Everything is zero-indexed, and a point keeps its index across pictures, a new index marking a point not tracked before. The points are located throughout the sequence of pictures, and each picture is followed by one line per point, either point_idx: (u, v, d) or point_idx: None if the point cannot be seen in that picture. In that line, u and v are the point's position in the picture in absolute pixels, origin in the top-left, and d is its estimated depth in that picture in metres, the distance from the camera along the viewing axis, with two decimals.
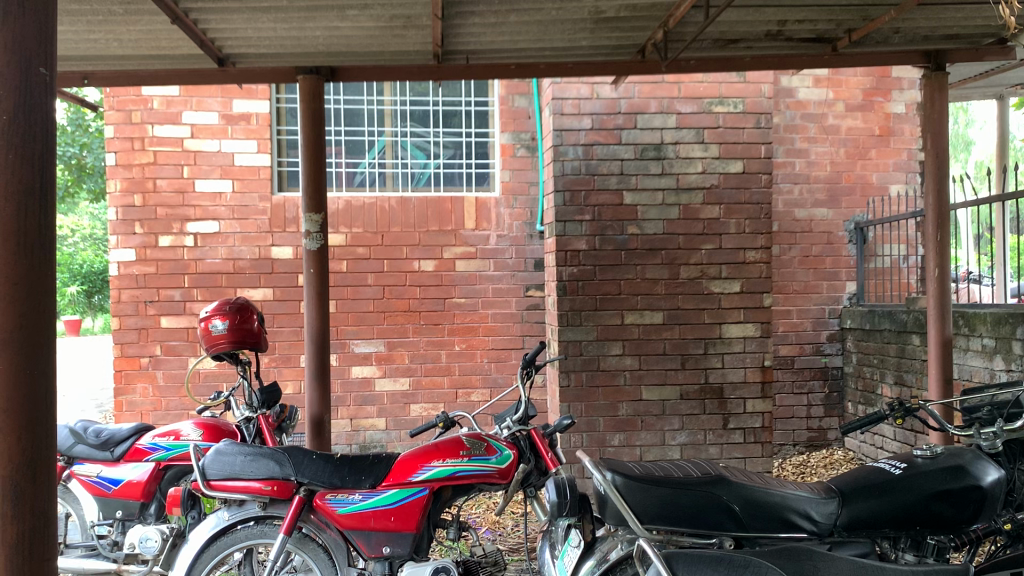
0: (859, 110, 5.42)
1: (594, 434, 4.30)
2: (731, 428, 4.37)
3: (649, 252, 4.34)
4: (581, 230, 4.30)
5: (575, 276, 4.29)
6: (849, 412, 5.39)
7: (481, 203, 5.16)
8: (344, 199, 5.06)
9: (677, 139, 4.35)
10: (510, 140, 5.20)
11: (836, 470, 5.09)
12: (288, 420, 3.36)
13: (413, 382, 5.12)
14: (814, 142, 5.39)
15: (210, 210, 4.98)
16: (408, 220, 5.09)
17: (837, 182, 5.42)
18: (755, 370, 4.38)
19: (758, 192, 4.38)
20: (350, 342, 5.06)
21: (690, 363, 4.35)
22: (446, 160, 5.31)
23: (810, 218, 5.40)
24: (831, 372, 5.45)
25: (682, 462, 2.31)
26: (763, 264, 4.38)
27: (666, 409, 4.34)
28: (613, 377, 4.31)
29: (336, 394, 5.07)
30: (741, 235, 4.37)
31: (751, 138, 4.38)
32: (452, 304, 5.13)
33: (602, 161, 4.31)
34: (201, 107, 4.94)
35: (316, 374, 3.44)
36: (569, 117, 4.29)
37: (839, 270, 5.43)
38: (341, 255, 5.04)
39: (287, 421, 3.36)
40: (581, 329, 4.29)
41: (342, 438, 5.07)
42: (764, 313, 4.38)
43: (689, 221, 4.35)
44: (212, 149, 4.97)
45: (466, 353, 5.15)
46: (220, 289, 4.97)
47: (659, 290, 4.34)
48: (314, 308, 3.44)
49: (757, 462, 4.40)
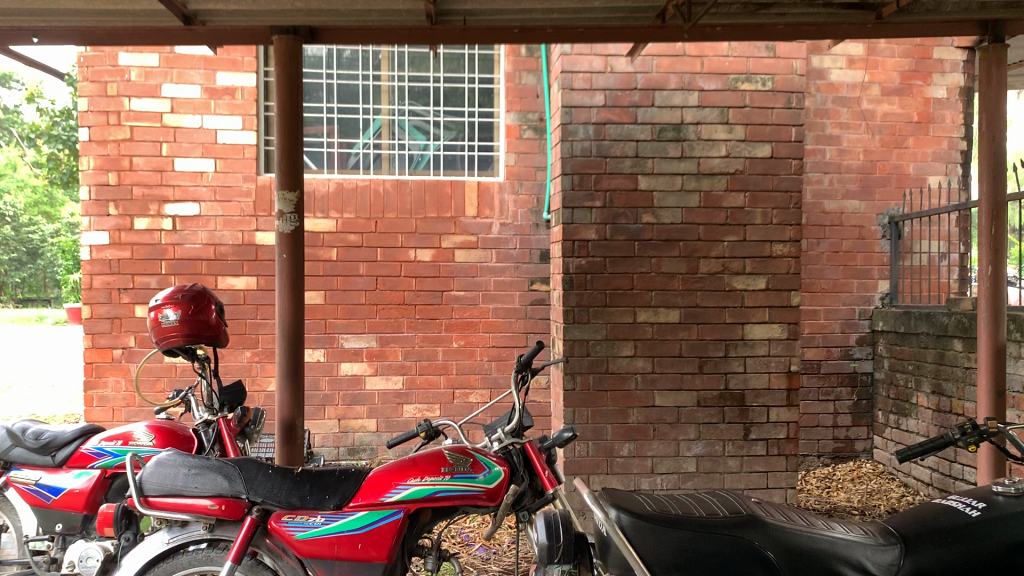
0: (895, 94, 4.98)
1: (601, 442, 3.91)
2: (753, 439, 3.97)
3: (666, 243, 3.93)
4: (590, 218, 3.90)
5: (583, 268, 3.89)
6: (879, 421, 4.96)
7: (484, 188, 4.76)
8: (335, 181, 4.67)
9: (699, 119, 3.93)
10: (516, 121, 4.80)
11: (865, 485, 4.68)
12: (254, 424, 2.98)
13: (408, 381, 4.73)
14: (847, 128, 4.97)
15: (191, 190, 4.60)
16: (404, 205, 4.70)
17: (871, 172, 4.99)
18: (781, 375, 3.97)
19: (787, 179, 3.97)
20: (339, 336, 4.68)
21: (709, 367, 3.94)
22: (448, 141, 4.92)
23: (841, 210, 4.98)
24: (861, 379, 5.03)
25: (708, 496, 1.94)
26: (792, 259, 3.97)
27: (682, 418, 3.94)
28: (623, 380, 3.91)
29: (324, 392, 4.69)
30: (768, 226, 3.96)
31: (780, 119, 3.97)
32: (450, 298, 4.74)
33: (616, 142, 3.90)
34: (182, 79, 4.58)
35: (288, 373, 3.05)
36: (581, 93, 3.89)
37: (871, 267, 5.01)
38: (331, 241, 4.66)
39: (252, 425, 2.97)
40: (589, 327, 3.89)
41: (330, 440, 4.69)
42: (792, 313, 3.97)
43: (711, 209, 3.94)
44: (194, 125, 4.60)
45: (465, 350, 4.75)
46: (199, 276, 4.60)
47: (676, 285, 3.93)
48: (287, 297, 3.05)
49: (781, 477, 3.99)
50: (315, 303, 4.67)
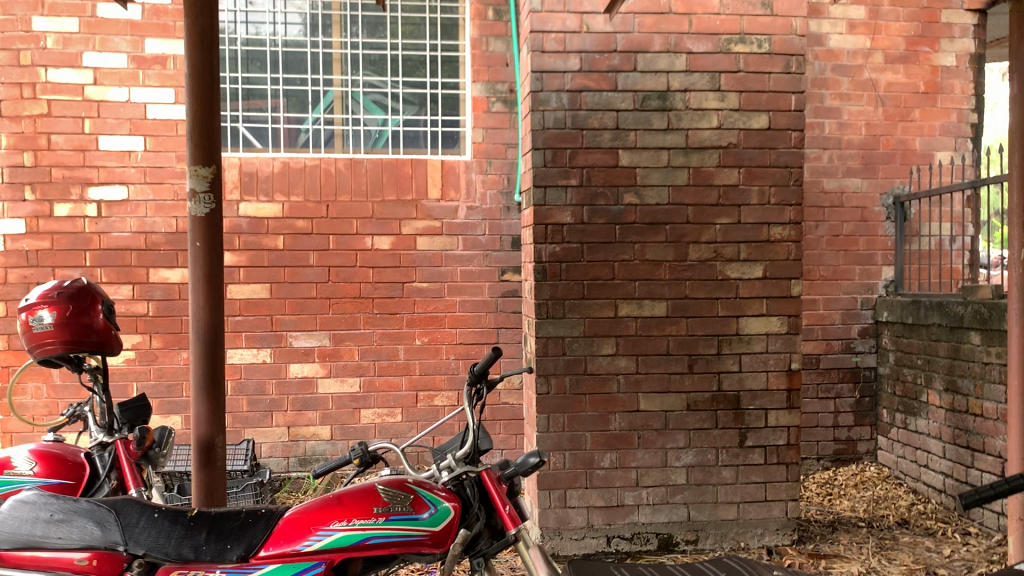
0: (900, 62, 4.53)
1: (579, 452, 3.45)
2: (749, 446, 3.53)
3: (651, 227, 3.47)
4: (565, 199, 3.43)
5: (557, 256, 3.42)
6: (884, 421, 4.54)
7: (448, 167, 4.28)
8: (281, 160, 4.18)
9: (687, 85, 3.46)
10: (483, 92, 4.32)
11: (870, 492, 4.26)
12: (160, 445, 2.47)
13: (365, 384, 4.26)
14: (847, 99, 4.52)
15: (118, 171, 4.10)
16: (359, 187, 4.22)
17: (873, 148, 4.55)
18: (781, 375, 3.53)
19: (787, 153, 3.51)
20: (288, 334, 4.21)
21: (700, 366, 3.50)
22: (408, 116, 4.45)
23: (841, 189, 4.55)
24: (864, 375, 4.60)
25: None
26: (792, 244, 3.53)
27: (670, 423, 3.49)
28: (604, 383, 3.46)
29: (271, 397, 4.21)
30: (765, 207, 3.51)
31: (778, 85, 3.50)
32: (412, 290, 4.27)
33: (592, 112, 3.43)
34: (106, 46, 4.06)
35: (205, 384, 2.59)
36: (553, 56, 3.40)
37: (874, 252, 4.58)
38: (277, 228, 4.17)
39: (155, 447, 2.45)
40: (564, 322, 3.43)
41: (279, 449, 4.22)
42: (792, 304, 3.53)
43: (701, 188, 3.48)
44: (120, 98, 4.09)
45: (429, 348, 4.29)
46: (129, 269, 4.11)
47: (662, 274, 3.47)
48: (202, 293, 2.58)
49: (781, 489, 3.56)
50: (261, 298, 4.18)
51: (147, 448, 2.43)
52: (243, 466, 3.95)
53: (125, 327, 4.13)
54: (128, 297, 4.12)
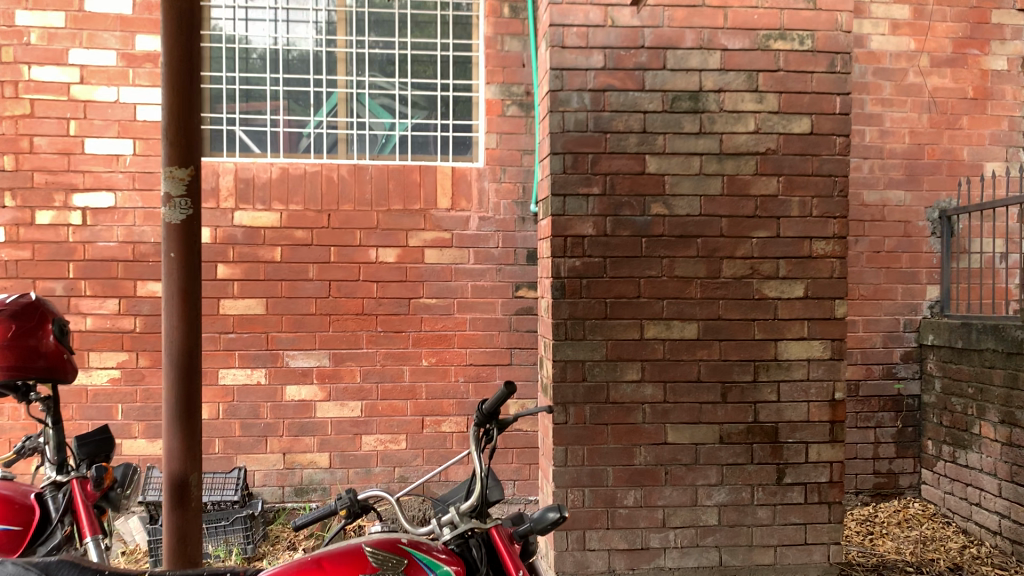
0: (947, 66, 4.20)
1: (600, 489, 3.12)
2: (788, 484, 3.19)
3: (681, 240, 3.14)
4: (586, 209, 3.11)
5: (577, 271, 3.11)
6: (930, 453, 4.18)
7: (459, 174, 3.98)
8: (279, 165, 3.89)
9: (721, 85, 3.15)
10: (497, 94, 4.01)
11: (915, 532, 3.90)
12: (123, 485, 2.23)
13: (367, 408, 3.95)
14: (890, 105, 4.20)
15: (105, 177, 3.82)
16: (363, 195, 3.92)
17: (917, 158, 4.22)
18: (823, 406, 3.20)
19: (830, 160, 3.19)
20: (284, 353, 3.90)
21: (734, 395, 3.17)
22: (417, 120, 4.16)
23: (883, 202, 4.21)
24: (907, 403, 4.25)
25: None
26: (837, 260, 3.20)
27: (700, 458, 3.16)
28: (628, 412, 3.13)
29: (265, 421, 3.91)
30: (807, 219, 3.19)
31: (821, 86, 3.18)
32: (419, 307, 3.96)
33: (617, 114, 3.11)
34: (94, 42, 3.79)
35: (179, 413, 2.29)
36: (575, 52, 3.09)
37: (918, 270, 4.23)
38: (274, 239, 3.88)
39: (117, 487, 2.21)
40: (584, 345, 3.11)
41: (273, 478, 3.91)
42: (836, 327, 3.20)
43: (737, 198, 3.16)
44: (108, 98, 3.81)
45: (437, 369, 3.97)
46: (115, 281, 3.82)
47: (693, 293, 3.15)
48: (176, 310, 2.29)
49: (823, 531, 3.21)
50: (256, 314, 3.89)
51: (108, 488, 2.20)
52: (233, 497, 3.67)
53: (110, 344, 3.83)
54: (114, 312, 3.82)
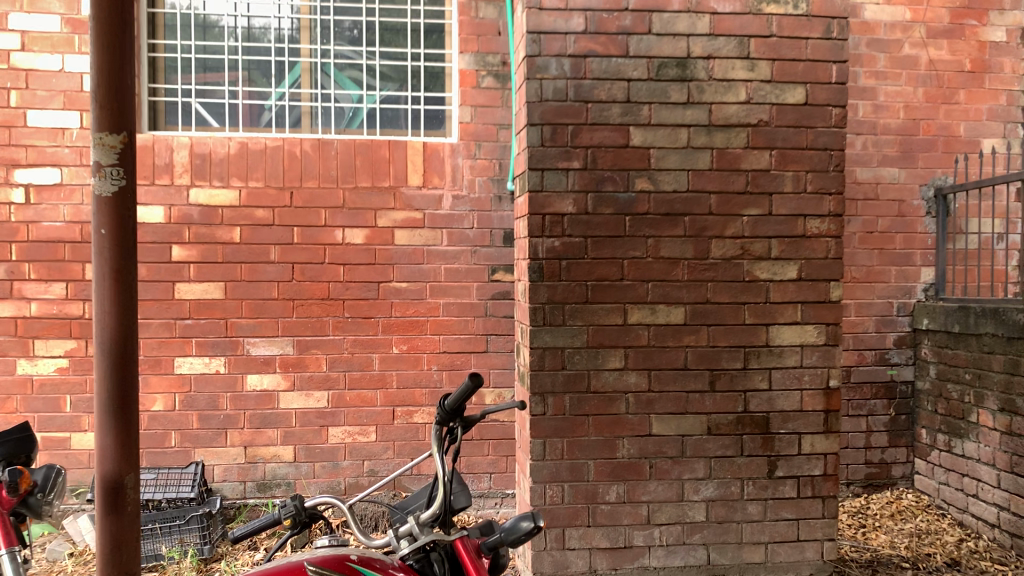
0: (944, 37, 4.01)
1: (581, 484, 2.92)
2: (780, 477, 3.01)
3: (667, 218, 2.93)
4: (566, 184, 2.89)
5: (556, 251, 2.89)
6: (923, 442, 4.02)
7: (431, 149, 3.74)
8: (238, 140, 3.64)
9: (710, 51, 2.93)
10: (471, 65, 3.77)
11: (910, 525, 3.73)
12: (44, 490, 2.09)
13: (334, 398, 3.72)
14: (884, 78, 4.00)
15: (50, 152, 3.55)
16: (329, 172, 3.68)
17: (912, 134, 4.03)
18: (817, 394, 3.01)
19: (826, 133, 2.99)
20: (244, 341, 3.67)
21: (723, 384, 2.97)
22: (386, 93, 3.91)
23: (877, 179, 4.03)
24: (900, 390, 4.08)
25: None
26: (832, 240, 3.00)
27: (688, 450, 2.96)
28: (610, 402, 2.92)
29: (225, 413, 3.67)
30: (801, 196, 2.98)
31: (817, 53, 2.97)
32: (389, 291, 3.73)
33: (599, 82, 2.89)
34: (35, 6, 3.51)
35: (113, 408, 2.06)
36: (553, 14, 2.86)
37: (912, 252, 4.05)
38: (233, 219, 3.63)
39: (37, 493, 2.08)
40: (564, 331, 2.90)
41: (234, 473, 3.69)
42: (832, 311, 3.00)
43: (727, 173, 2.95)
44: (52, 67, 3.54)
45: (408, 357, 3.75)
46: (61, 264, 3.56)
47: (680, 275, 2.94)
48: (107, 291, 2.05)
49: (816, 527, 3.03)
50: (213, 299, 3.64)
51: (26, 494, 2.07)
52: (190, 494, 3.46)
53: (57, 331, 3.57)
54: (61, 297, 3.57)
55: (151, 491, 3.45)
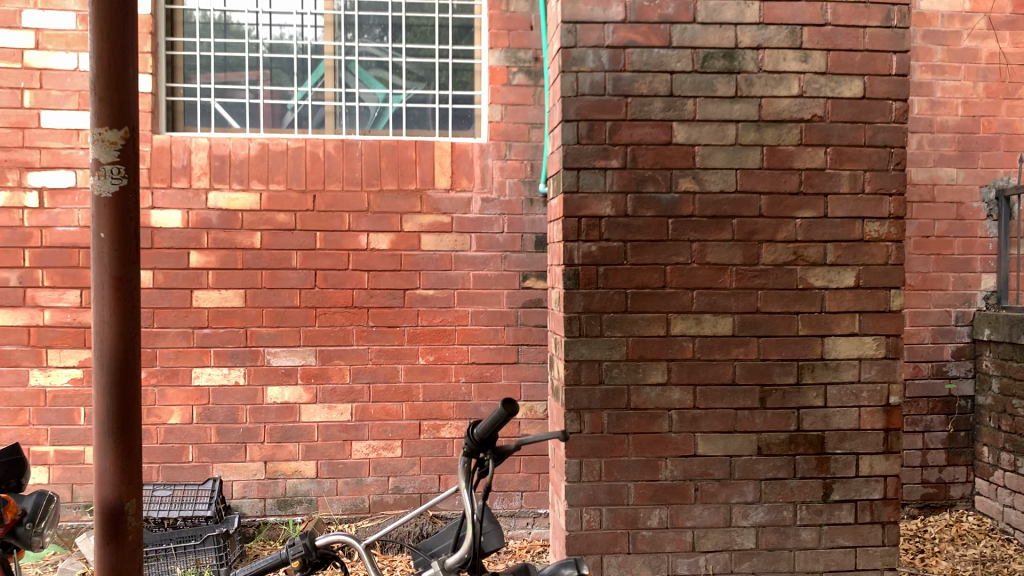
0: (1006, 29, 3.75)
1: (620, 508, 2.71)
2: (836, 501, 2.77)
3: (713, 222, 2.72)
4: (604, 185, 2.69)
5: (593, 257, 2.69)
6: (985, 461, 3.75)
7: (460, 150, 3.56)
8: (258, 141, 3.48)
9: (760, 41, 2.71)
10: (502, 61, 3.58)
11: (972, 551, 3.48)
12: (32, 518, 1.88)
13: (358, 411, 3.54)
14: (941, 73, 3.75)
15: (64, 154, 3.42)
16: (353, 174, 3.51)
17: (971, 132, 3.78)
18: (876, 412, 2.78)
19: (885, 129, 2.76)
20: (265, 351, 3.50)
21: (774, 401, 2.75)
22: (412, 92, 3.74)
23: (933, 180, 3.78)
24: (959, 405, 3.82)
25: None
26: (892, 244, 2.77)
27: (736, 472, 2.75)
28: (652, 420, 2.71)
29: (245, 426, 3.51)
30: (858, 197, 2.76)
31: (876, 42, 2.74)
32: (415, 299, 3.55)
33: (640, 75, 2.68)
34: (50, 3, 3.38)
35: (113, 427, 1.89)
36: (590, 2, 2.66)
37: (972, 257, 3.80)
38: (253, 223, 3.47)
39: (25, 523, 1.86)
40: (602, 342, 2.69)
41: (253, 489, 3.53)
42: (892, 321, 2.77)
43: (778, 173, 2.73)
44: (67, 66, 3.41)
45: (435, 368, 3.56)
46: (75, 270, 3.42)
47: (727, 282, 2.73)
48: (108, 301, 1.88)
49: (875, 555, 2.79)
50: (233, 307, 3.49)
51: (13, 523, 1.85)
52: (206, 512, 3.30)
53: (71, 340, 3.44)
54: (75, 305, 3.43)
55: (166, 509, 3.30)
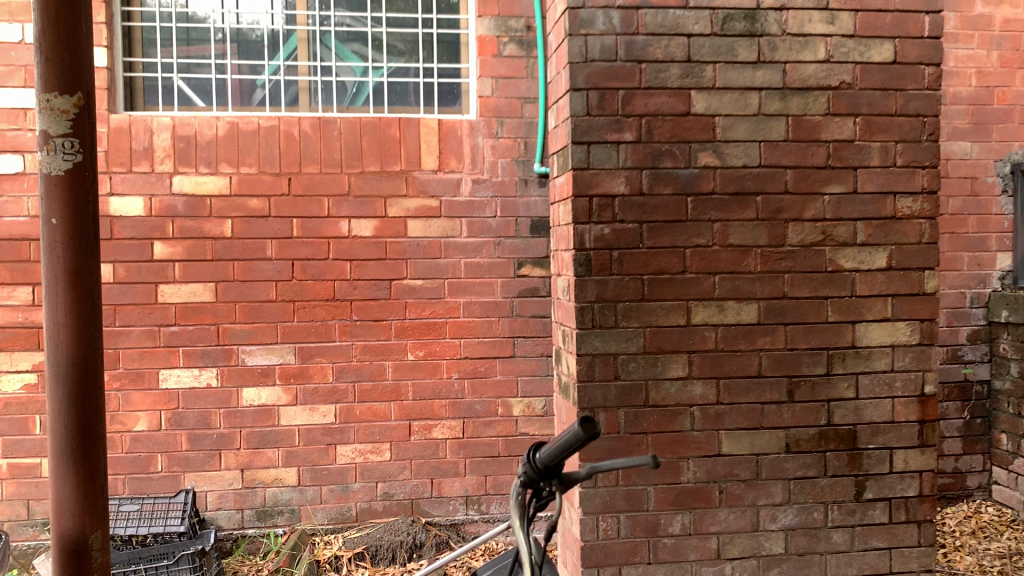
0: None
1: (639, 515, 2.48)
2: (869, 500, 2.57)
3: (735, 200, 2.49)
4: (617, 160, 2.44)
5: (606, 240, 2.44)
6: (1004, 449, 3.58)
7: (448, 127, 3.29)
8: (227, 119, 3.17)
9: (783, 1, 2.48)
10: (492, 30, 3.31)
11: (996, 544, 3.30)
12: None
13: (342, 413, 3.27)
14: (954, 41, 3.55)
15: (10, 136, 3.09)
16: (332, 155, 3.22)
17: (986, 103, 3.59)
18: (911, 403, 2.57)
19: (918, 96, 2.54)
20: (239, 349, 3.21)
21: (803, 393, 2.53)
22: (394, 65, 3.45)
23: (946, 155, 3.59)
24: (975, 390, 3.64)
25: None
26: (926, 221, 2.56)
27: (763, 472, 2.53)
28: (672, 417, 2.48)
29: (219, 432, 3.22)
30: (890, 170, 2.54)
31: (907, 2, 2.52)
32: (402, 290, 3.27)
33: (654, 38, 2.43)
34: None
35: (73, 447, 1.61)
36: None
37: (987, 236, 3.62)
38: (223, 210, 3.17)
39: None
40: (617, 333, 2.45)
41: (229, 500, 3.24)
42: (927, 305, 2.56)
43: (804, 145, 2.50)
44: (10, 38, 3.07)
45: (426, 364, 3.29)
46: (26, 264, 3.10)
47: (751, 266, 2.50)
48: (63, 299, 1.60)
49: (911, 557, 2.58)
50: (202, 302, 3.19)
51: None
52: (179, 528, 3.03)
53: (23, 342, 3.12)
54: (27, 303, 3.11)
55: (134, 525, 3.03)
